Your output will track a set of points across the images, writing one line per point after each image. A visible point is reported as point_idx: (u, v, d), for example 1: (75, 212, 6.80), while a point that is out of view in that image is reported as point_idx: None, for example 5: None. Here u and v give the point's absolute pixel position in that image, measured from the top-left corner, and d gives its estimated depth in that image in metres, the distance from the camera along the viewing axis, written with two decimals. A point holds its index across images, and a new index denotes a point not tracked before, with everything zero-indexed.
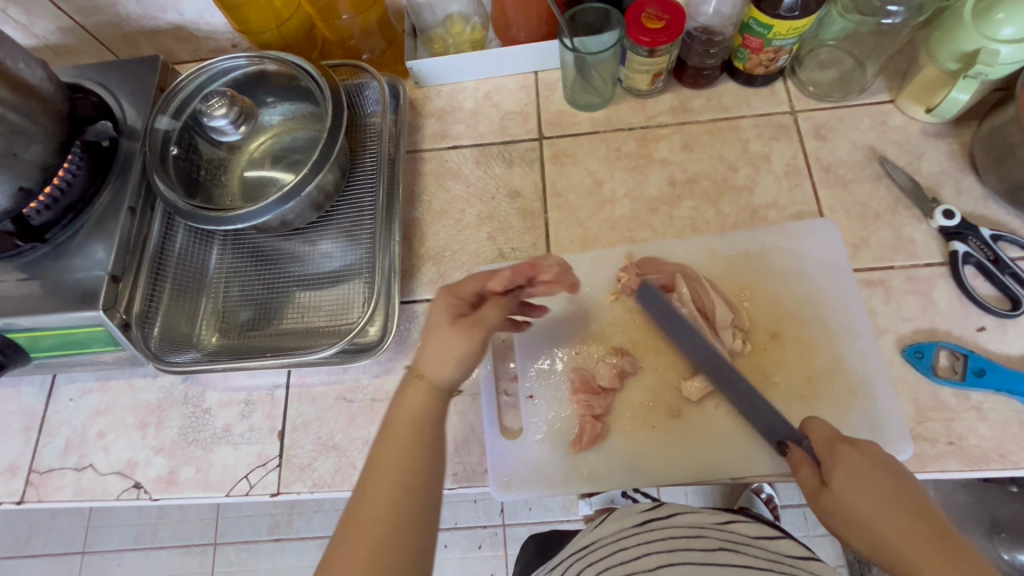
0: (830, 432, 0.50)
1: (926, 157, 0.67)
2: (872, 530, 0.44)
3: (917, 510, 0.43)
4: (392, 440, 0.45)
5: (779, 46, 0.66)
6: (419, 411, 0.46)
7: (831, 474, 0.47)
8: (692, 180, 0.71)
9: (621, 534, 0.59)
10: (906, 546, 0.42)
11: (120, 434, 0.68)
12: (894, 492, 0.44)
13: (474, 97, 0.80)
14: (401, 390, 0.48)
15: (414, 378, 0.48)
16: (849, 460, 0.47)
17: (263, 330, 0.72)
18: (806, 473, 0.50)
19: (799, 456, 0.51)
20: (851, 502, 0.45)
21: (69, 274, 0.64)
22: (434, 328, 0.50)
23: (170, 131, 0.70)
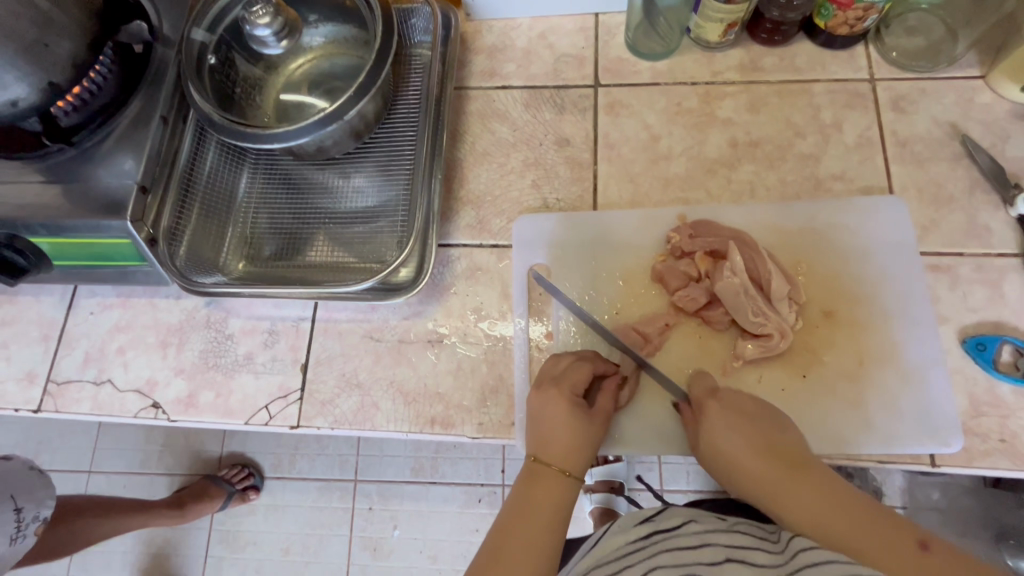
0: (708, 386, 0.56)
1: (1012, 140, 0.63)
2: (743, 470, 0.50)
3: (774, 446, 0.50)
4: (528, 519, 0.49)
5: (871, 3, 0.61)
6: (554, 495, 0.50)
7: (706, 426, 0.53)
8: (755, 143, 0.66)
9: (622, 548, 0.51)
10: (767, 482, 0.49)
11: (140, 352, 0.67)
12: (761, 434, 0.51)
13: (528, 36, 0.75)
14: (531, 477, 0.52)
15: (538, 464, 0.52)
16: (716, 414, 0.53)
17: (292, 261, 0.69)
18: (689, 427, 0.56)
19: (686, 410, 0.56)
20: (722, 447, 0.52)
21: (96, 182, 0.62)
22: (542, 417, 0.53)
23: (206, 44, 0.64)
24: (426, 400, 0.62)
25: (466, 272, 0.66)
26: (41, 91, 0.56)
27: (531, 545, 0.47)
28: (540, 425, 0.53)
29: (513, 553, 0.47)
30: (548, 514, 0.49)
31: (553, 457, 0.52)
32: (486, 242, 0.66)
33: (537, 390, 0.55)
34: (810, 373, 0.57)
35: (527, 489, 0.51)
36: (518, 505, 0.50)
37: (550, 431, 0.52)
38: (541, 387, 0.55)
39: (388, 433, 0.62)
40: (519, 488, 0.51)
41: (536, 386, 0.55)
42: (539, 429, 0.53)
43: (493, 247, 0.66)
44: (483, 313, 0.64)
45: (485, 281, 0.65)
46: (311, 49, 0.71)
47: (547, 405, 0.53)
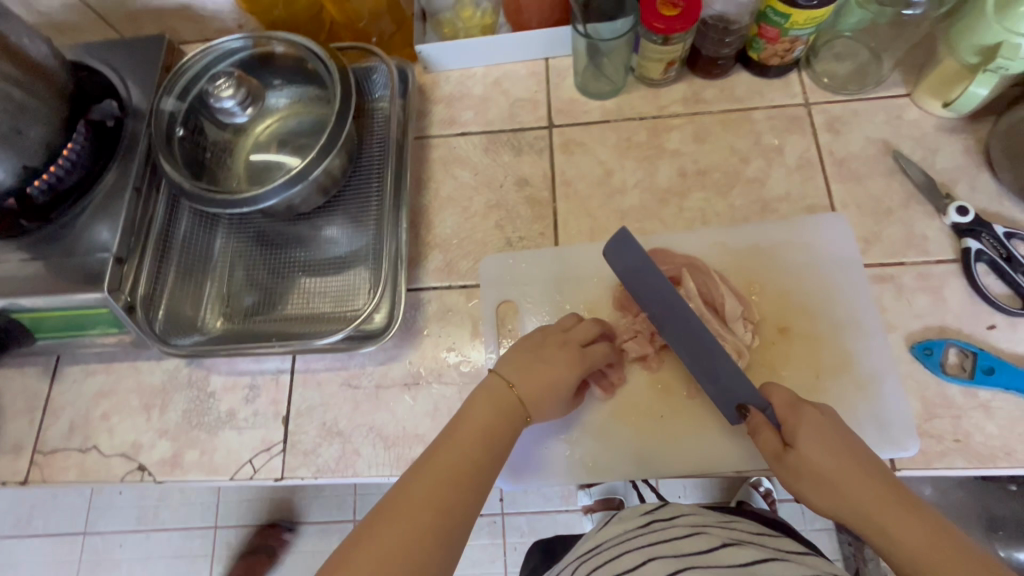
0: (792, 394, 0.52)
1: (941, 153, 0.66)
2: (843, 492, 0.45)
3: (873, 469, 0.46)
4: (475, 426, 0.50)
5: (797, 35, 0.65)
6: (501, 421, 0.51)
7: (798, 435, 0.49)
8: (703, 172, 0.70)
9: (621, 534, 0.56)
10: (879, 509, 0.44)
11: (125, 416, 0.68)
12: (853, 450, 0.47)
13: (485, 83, 0.79)
14: (496, 390, 0.53)
15: (511, 390, 0.53)
16: (811, 422, 0.49)
17: (269, 315, 0.71)
18: (767, 436, 0.51)
19: (759, 419, 0.52)
20: (815, 458, 0.47)
21: (71, 255, 0.64)
22: (541, 355, 0.56)
23: (175, 112, 0.68)
24: (405, 443, 0.63)
25: (438, 313, 0.68)
26: (15, 173, 0.60)
27: (476, 454, 0.48)
28: (527, 361, 0.55)
29: (457, 461, 0.47)
30: (493, 428, 0.50)
31: (524, 386, 0.53)
32: (455, 283, 0.69)
33: (540, 336, 0.58)
34: None
35: (490, 397, 0.52)
36: (470, 412, 0.51)
37: (533, 371, 0.54)
38: (547, 334, 0.58)
39: (371, 478, 0.63)
40: (480, 396, 0.52)
41: (541, 335, 0.58)
42: (523, 360, 0.55)
43: (462, 288, 0.69)
44: (456, 354, 0.66)
45: (456, 321, 0.67)
46: (277, 110, 0.73)
47: (550, 349, 0.56)
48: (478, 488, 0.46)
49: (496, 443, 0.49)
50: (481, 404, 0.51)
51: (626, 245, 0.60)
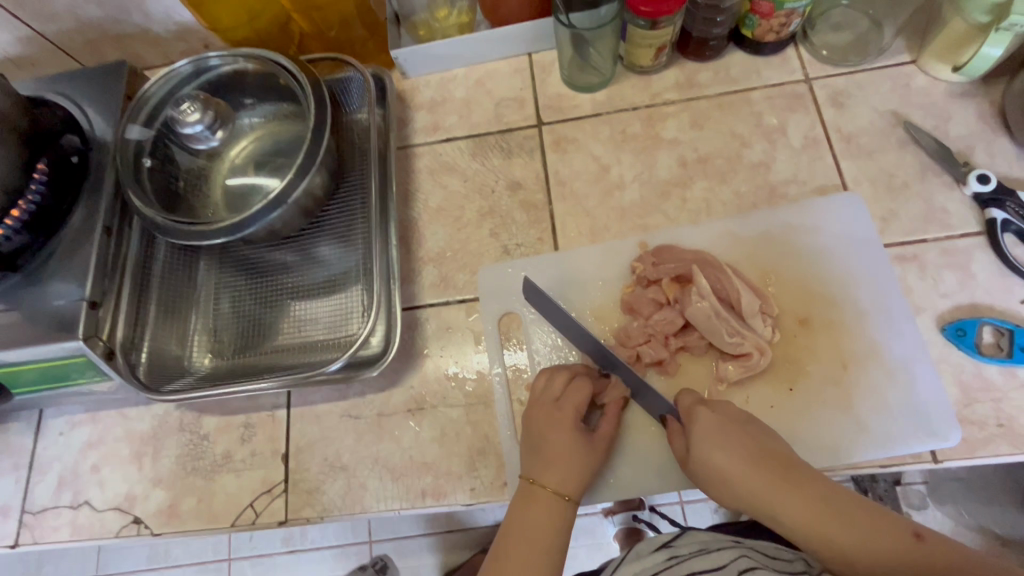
0: (694, 397, 0.55)
1: (954, 119, 0.63)
2: (737, 486, 0.50)
3: (765, 456, 0.50)
4: (526, 542, 0.50)
5: (792, 8, 0.62)
6: (549, 524, 0.51)
7: (694, 438, 0.52)
8: (704, 159, 0.66)
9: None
10: (763, 490, 0.48)
11: (115, 467, 0.64)
12: (746, 442, 0.51)
13: (467, 85, 0.75)
14: (524, 495, 0.53)
15: (536, 489, 0.52)
16: (706, 422, 0.52)
17: (259, 348, 0.67)
18: (678, 442, 0.54)
19: (675, 425, 0.55)
20: (711, 459, 0.51)
21: (44, 302, 0.60)
22: (545, 442, 0.54)
23: (142, 140, 0.64)
24: (414, 472, 0.60)
25: (437, 331, 0.64)
26: None
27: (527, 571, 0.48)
28: (541, 455, 0.54)
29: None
30: (541, 536, 0.50)
31: (546, 479, 0.52)
32: (453, 298, 0.65)
33: (532, 411, 0.56)
34: (796, 386, 0.56)
35: (523, 507, 0.52)
36: (512, 530, 0.51)
37: (549, 464, 0.53)
38: (534, 406, 0.55)
39: (380, 513, 0.59)
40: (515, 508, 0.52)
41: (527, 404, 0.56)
42: (539, 453, 0.54)
43: (461, 303, 0.65)
44: (459, 374, 0.62)
45: (457, 339, 0.64)
46: (251, 131, 0.69)
47: (542, 430, 0.54)
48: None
49: (545, 548, 0.50)
50: (517, 517, 0.52)
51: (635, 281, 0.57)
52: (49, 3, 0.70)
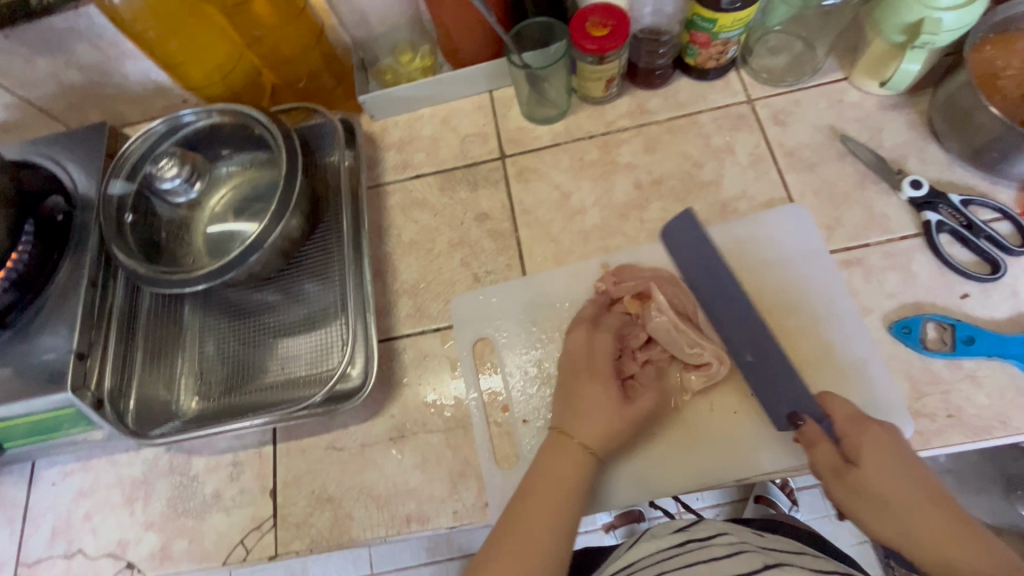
0: (847, 406, 0.53)
1: (887, 130, 0.67)
2: (907, 517, 0.46)
3: (936, 496, 0.46)
4: (550, 487, 0.51)
5: (727, 37, 0.66)
6: (575, 473, 0.52)
7: (862, 456, 0.49)
8: (659, 182, 0.70)
9: (653, 552, 0.56)
10: (938, 534, 0.44)
11: (107, 514, 0.66)
12: (913, 475, 0.47)
13: (433, 123, 0.79)
14: (549, 448, 0.54)
15: (566, 442, 0.53)
16: (873, 447, 0.49)
17: (244, 388, 0.69)
18: (823, 450, 0.52)
19: (808, 429, 0.54)
20: (873, 479, 0.48)
21: (34, 356, 0.62)
22: (581, 399, 0.55)
23: (125, 195, 0.67)
24: (398, 500, 0.61)
25: (414, 361, 0.67)
26: None
27: (552, 515, 0.49)
28: (567, 410, 0.55)
29: (536, 525, 0.48)
30: (565, 485, 0.51)
31: (576, 433, 0.53)
32: (428, 328, 0.68)
33: (579, 372, 0.57)
34: None
35: (551, 459, 0.53)
36: (540, 479, 0.51)
37: (577, 417, 0.54)
38: (592, 364, 0.57)
39: (367, 542, 0.61)
40: (542, 460, 0.53)
41: (568, 368, 0.58)
42: (568, 407, 0.56)
43: (436, 331, 0.68)
44: (437, 401, 0.65)
45: (434, 366, 0.66)
46: (229, 179, 0.72)
47: (583, 388, 0.56)
48: (558, 539, 0.48)
49: (569, 494, 0.50)
50: (541, 472, 0.52)
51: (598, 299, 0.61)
52: (32, 70, 0.74)
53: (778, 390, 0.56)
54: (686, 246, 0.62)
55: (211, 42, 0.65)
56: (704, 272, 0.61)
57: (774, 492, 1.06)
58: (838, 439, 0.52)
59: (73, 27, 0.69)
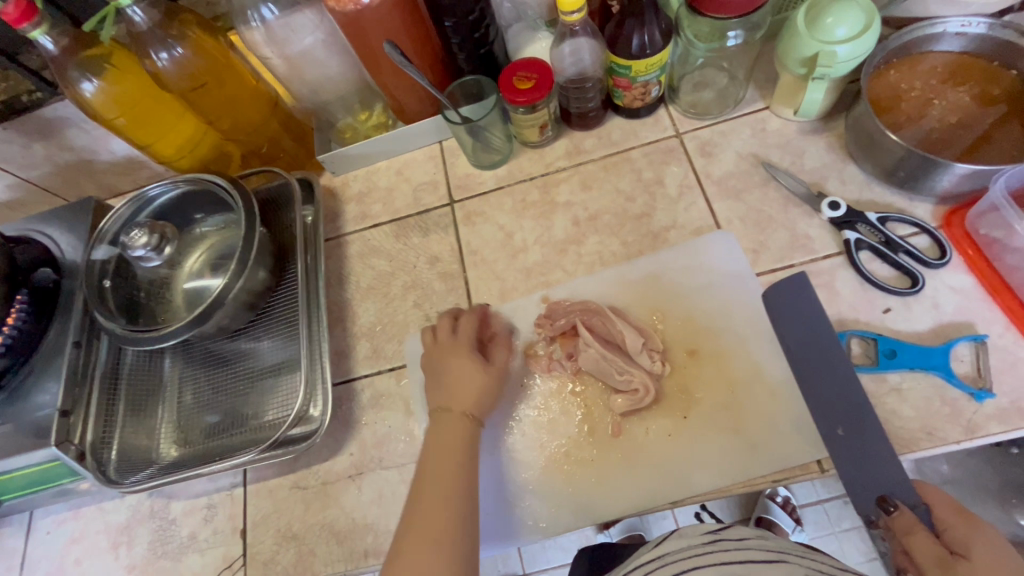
0: (946, 497, 0.52)
1: (808, 154, 0.70)
2: None
3: None
4: (442, 457, 0.56)
5: (646, 80, 0.71)
6: (456, 436, 0.58)
7: (969, 548, 0.48)
8: (595, 217, 0.74)
9: (685, 548, 0.53)
10: None
11: (95, 559, 0.71)
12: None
13: (388, 175, 0.85)
14: (436, 425, 0.59)
15: (448, 415, 0.59)
16: (980, 542, 0.48)
17: (217, 435, 0.73)
18: (920, 538, 0.50)
19: (901, 513, 0.51)
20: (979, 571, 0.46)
21: (27, 413, 0.69)
22: (450, 375, 0.61)
23: (107, 260, 0.74)
24: (357, 534, 0.65)
25: (371, 400, 0.71)
26: None
27: (448, 486, 0.54)
28: (443, 391, 0.61)
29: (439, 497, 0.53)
30: (452, 451, 0.57)
31: (452, 405, 0.59)
32: (384, 368, 0.72)
33: (439, 351, 0.63)
34: (689, 413, 0.61)
35: (437, 434, 0.58)
36: (432, 454, 0.57)
37: (450, 391, 0.60)
38: (442, 347, 0.63)
39: None
40: (433, 437, 0.58)
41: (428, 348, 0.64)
42: (442, 385, 0.61)
43: (391, 371, 0.72)
44: (394, 438, 0.68)
45: (389, 405, 0.70)
46: (203, 240, 0.78)
47: (446, 365, 0.62)
48: (459, 501, 0.53)
49: (456, 455, 0.56)
50: (434, 448, 0.57)
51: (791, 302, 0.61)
52: (30, 155, 0.82)
53: (857, 468, 0.55)
54: (796, 304, 0.61)
55: (174, 122, 0.73)
56: (800, 336, 0.60)
57: (773, 511, 1.05)
58: (936, 529, 0.51)
59: (61, 116, 0.78)
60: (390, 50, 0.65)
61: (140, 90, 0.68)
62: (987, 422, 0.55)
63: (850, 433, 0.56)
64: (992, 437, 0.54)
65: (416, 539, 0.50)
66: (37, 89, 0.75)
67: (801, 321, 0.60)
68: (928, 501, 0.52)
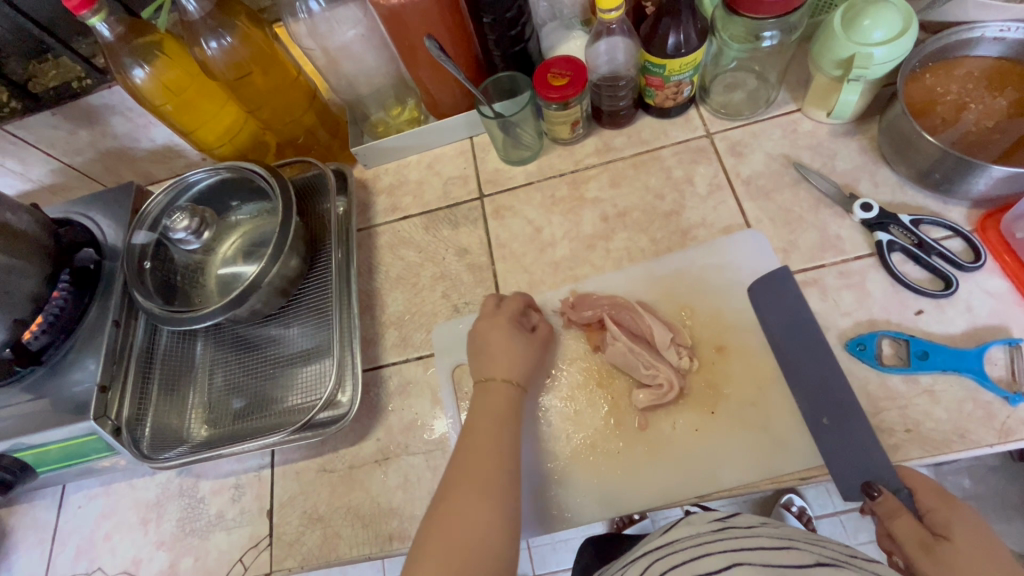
0: (924, 479, 0.53)
1: (839, 156, 0.70)
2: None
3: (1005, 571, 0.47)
4: (485, 420, 0.57)
5: (679, 80, 0.72)
6: (495, 403, 0.58)
7: (951, 530, 0.50)
8: (624, 214, 0.75)
9: (695, 535, 0.53)
10: None
11: (124, 533, 0.72)
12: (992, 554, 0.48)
13: (419, 168, 0.86)
14: (483, 391, 0.60)
15: (490, 381, 0.60)
16: (962, 524, 0.50)
17: (247, 416, 0.74)
18: (906, 521, 0.51)
19: (888, 498, 0.52)
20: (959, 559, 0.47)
21: (67, 388, 0.71)
22: (489, 345, 0.62)
23: (147, 243, 0.76)
24: (381, 518, 0.66)
25: (398, 387, 0.72)
26: (9, 327, 0.69)
27: (496, 456, 0.54)
28: (481, 361, 0.62)
29: (486, 464, 0.53)
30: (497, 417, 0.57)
31: (496, 373, 0.61)
32: (411, 356, 0.73)
33: (484, 324, 0.64)
34: (717, 409, 0.61)
35: (482, 402, 0.59)
36: (476, 418, 0.58)
37: (488, 361, 0.62)
38: (489, 320, 0.64)
39: (354, 560, 0.65)
40: (478, 402, 0.59)
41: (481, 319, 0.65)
42: (483, 356, 0.62)
43: (418, 359, 0.73)
44: (420, 425, 0.69)
45: (416, 392, 0.71)
46: (239, 226, 0.80)
47: (489, 334, 0.63)
48: (503, 464, 0.53)
49: (500, 420, 0.57)
50: (477, 415, 0.58)
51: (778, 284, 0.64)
52: (74, 140, 0.85)
53: (868, 462, 0.55)
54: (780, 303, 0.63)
55: (217, 111, 0.75)
56: (789, 332, 0.62)
57: (789, 520, 1.05)
58: (920, 512, 0.52)
59: (108, 103, 0.81)
60: (430, 44, 0.66)
61: (187, 78, 0.70)
62: (1021, 425, 0.54)
63: (834, 423, 0.57)
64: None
65: (461, 499, 0.50)
66: (87, 77, 0.79)
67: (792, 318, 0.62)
68: (909, 485, 0.53)
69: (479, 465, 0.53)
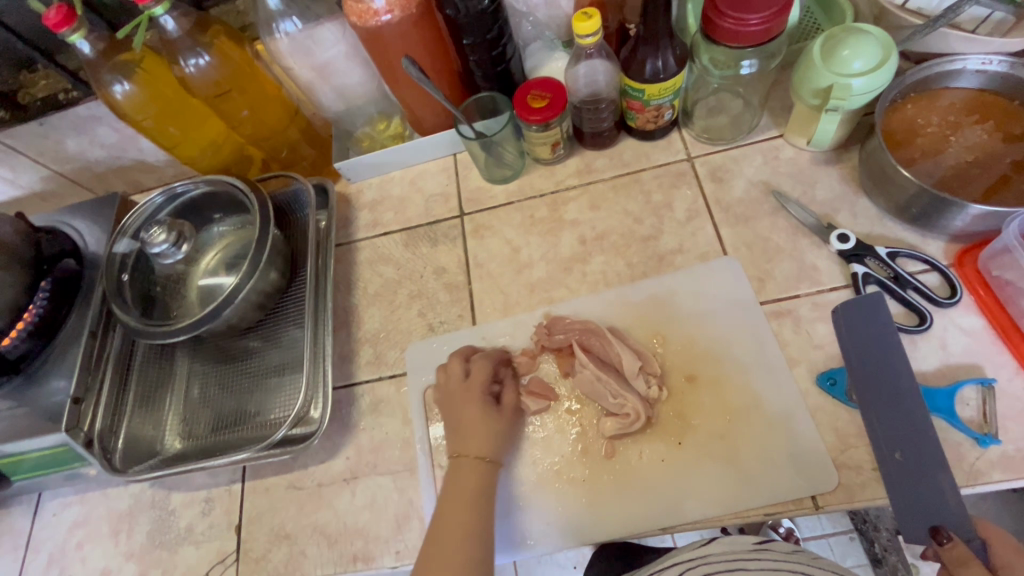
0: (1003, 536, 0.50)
1: (819, 184, 0.70)
2: None
3: None
4: (458, 505, 0.57)
5: (659, 104, 0.71)
6: (473, 486, 0.58)
7: None
8: (602, 236, 0.74)
9: (731, 551, 0.54)
10: None
11: (96, 543, 0.73)
12: None
13: (402, 184, 0.86)
14: (456, 471, 0.59)
15: (460, 460, 0.60)
16: None
17: (220, 429, 0.75)
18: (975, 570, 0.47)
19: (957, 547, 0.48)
20: None
21: (43, 397, 0.72)
22: (461, 419, 0.62)
23: (127, 253, 0.77)
24: (347, 538, 0.66)
25: (370, 406, 0.72)
26: None
27: (463, 534, 0.55)
28: (457, 438, 0.61)
29: (456, 545, 0.54)
30: (468, 500, 0.57)
31: (468, 450, 0.60)
32: (384, 374, 0.73)
33: (454, 399, 0.63)
34: (684, 440, 0.61)
35: (454, 481, 0.59)
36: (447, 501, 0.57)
37: (465, 439, 0.61)
38: (465, 388, 0.63)
39: None
40: (449, 485, 0.59)
41: (455, 393, 0.63)
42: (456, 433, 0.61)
43: (391, 378, 0.73)
44: (391, 445, 0.69)
45: (387, 411, 0.71)
46: (219, 239, 0.80)
47: (461, 411, 0.62)
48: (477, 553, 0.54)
49: (472, 505, 0.57)
50: (448, 494, 0.58)
51: (866, 310, 0.56)
52: (62, 150, 0.86)
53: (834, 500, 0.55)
54: (864, 328, 0.56)
55: (200, 125, 0.76)
56: (870, 362, 0.55)
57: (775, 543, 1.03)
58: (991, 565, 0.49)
59: (94, 114, 0.81)
60: (407, 65, 0.66)
61: (169, 93, 0.71)
62: (990, 468, 0.53)
63: (815, 461, 0.57)
64: (995, 485, 0.53)
65: None
66: (73, 88, 0.79)
67: (879, 345, 0.55)
68: (985, 536, 0.50)
69: (450, 549, 0.53)
